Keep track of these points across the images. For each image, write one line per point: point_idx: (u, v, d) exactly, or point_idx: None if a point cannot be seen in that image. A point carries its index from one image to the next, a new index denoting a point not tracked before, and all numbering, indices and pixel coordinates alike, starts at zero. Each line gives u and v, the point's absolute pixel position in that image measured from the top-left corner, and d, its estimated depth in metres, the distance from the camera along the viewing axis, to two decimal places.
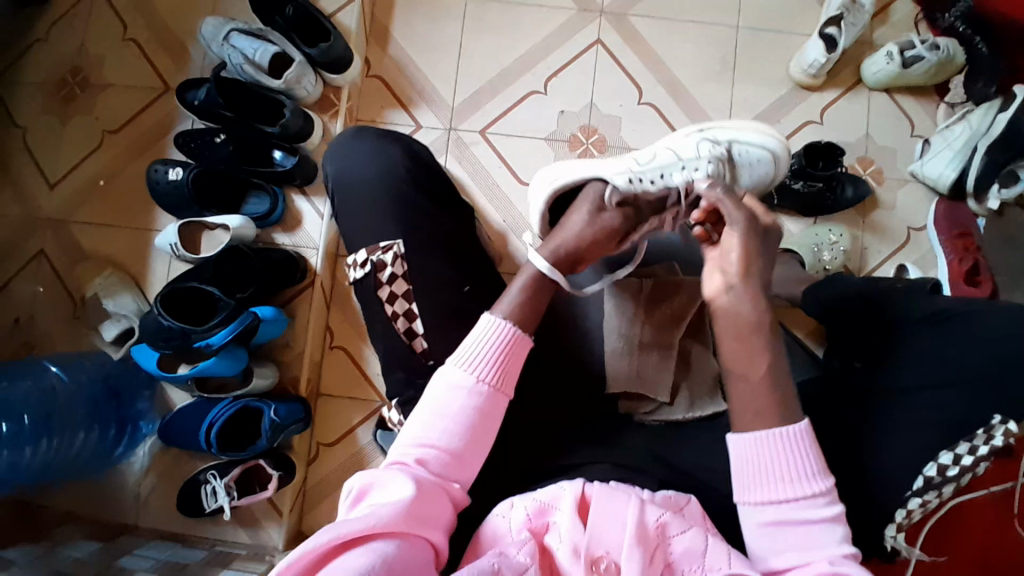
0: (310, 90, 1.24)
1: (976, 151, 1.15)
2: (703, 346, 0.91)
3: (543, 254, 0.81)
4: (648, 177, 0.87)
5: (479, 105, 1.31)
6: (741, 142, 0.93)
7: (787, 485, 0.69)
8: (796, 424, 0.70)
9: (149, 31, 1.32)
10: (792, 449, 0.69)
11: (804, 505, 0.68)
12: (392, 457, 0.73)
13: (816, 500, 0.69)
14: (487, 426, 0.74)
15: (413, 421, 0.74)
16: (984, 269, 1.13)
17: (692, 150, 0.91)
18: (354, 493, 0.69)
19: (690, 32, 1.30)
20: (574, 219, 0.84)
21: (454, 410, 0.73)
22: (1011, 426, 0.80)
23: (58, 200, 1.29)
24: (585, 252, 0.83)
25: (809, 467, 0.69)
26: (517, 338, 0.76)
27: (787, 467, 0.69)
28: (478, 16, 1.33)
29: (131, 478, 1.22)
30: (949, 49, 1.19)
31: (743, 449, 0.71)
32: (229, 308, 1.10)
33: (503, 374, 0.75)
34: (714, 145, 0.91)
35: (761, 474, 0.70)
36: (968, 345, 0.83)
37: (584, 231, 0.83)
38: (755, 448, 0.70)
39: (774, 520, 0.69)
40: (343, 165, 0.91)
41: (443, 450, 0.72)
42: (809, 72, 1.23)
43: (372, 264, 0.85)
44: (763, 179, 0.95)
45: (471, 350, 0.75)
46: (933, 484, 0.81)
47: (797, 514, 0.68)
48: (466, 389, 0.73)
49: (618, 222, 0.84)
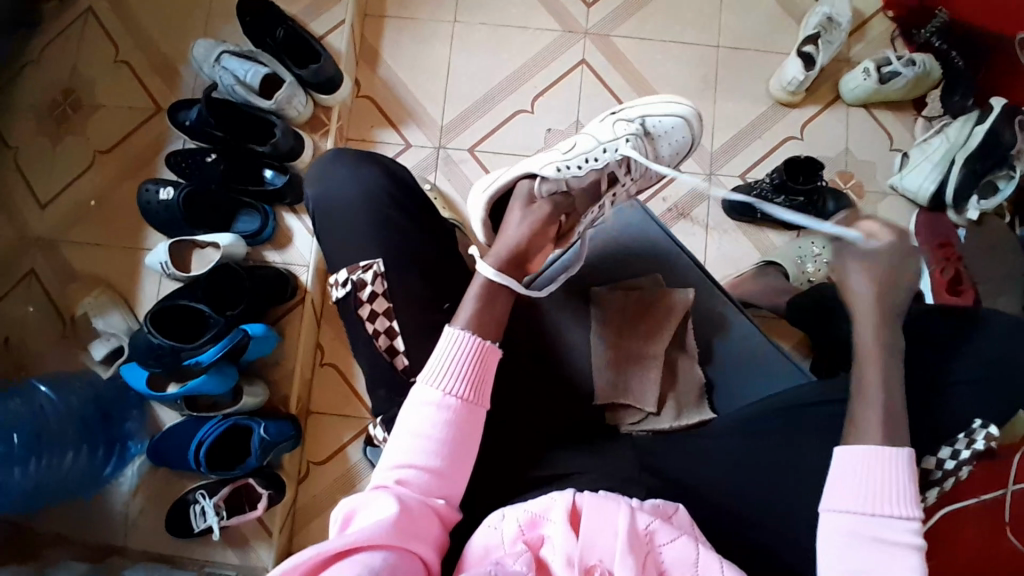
0: (301, 110, 1.26)
1: (954, 164, 1.18)
2: (689, 357, 0.91)
3: (489, 260, 0.82)
4: (574, 163, 0.89)
5: (467, 124, 1.34)
6: (653, 115, 0.97)
7: (878, 502, 0.70)
8: (901, 451, 0.72)
9: (142, 53, 1.34)
10: (892, 472, 0.71)
11: (887, 524, 0.69)
12: (374, 483, 0.73)
13: (900, 523, 0.69)
14: (463, 438, 0.74)
15: (391, 444, 0.74)
16: (966, 278, 1.15)
17: (609, 132, 0.94)
18: (340, 521, 0.69)
19: (673, 51, 1.34)
20: (512, 219, 0.86)
21: (427, 427, 0.74)
22: (993, 430, 0.82)
23: (50, 219, 1.29)
24: (530, 249, 0.84)
25: (903, 492, 0.70)
26: (482, 348, 0.77)
27: (885, 487, 0.70)
28: (466, 37, 1.36)
29: (120, 500, 1.20)
30: (925, 64, 1.22)
31: (852, 462, 0.73)
32: (219, 325, 1.11)
33: (473, 385, 0.76)
34: (628, 124, 0.95)
35: (856, 488, 0.71)
36: (946, 353, 0.85)
37: (526, 227, 0.85)
38: (860, 462, 0.72)
39: (858, 532, 0.70)
40: (323, 188, 0.91)
41: (422, 466, 0.72)
42: (788, 89, 1.26)
43: (354, 284, 0.85)
44: (682, 145, 0.99)
45: (437, 366, 0.76)
46: (916, 489, 0.83)
47: (880, 533, 0.69)
48: (436, 404, 0.74)
49: (553, 214, 0.87)
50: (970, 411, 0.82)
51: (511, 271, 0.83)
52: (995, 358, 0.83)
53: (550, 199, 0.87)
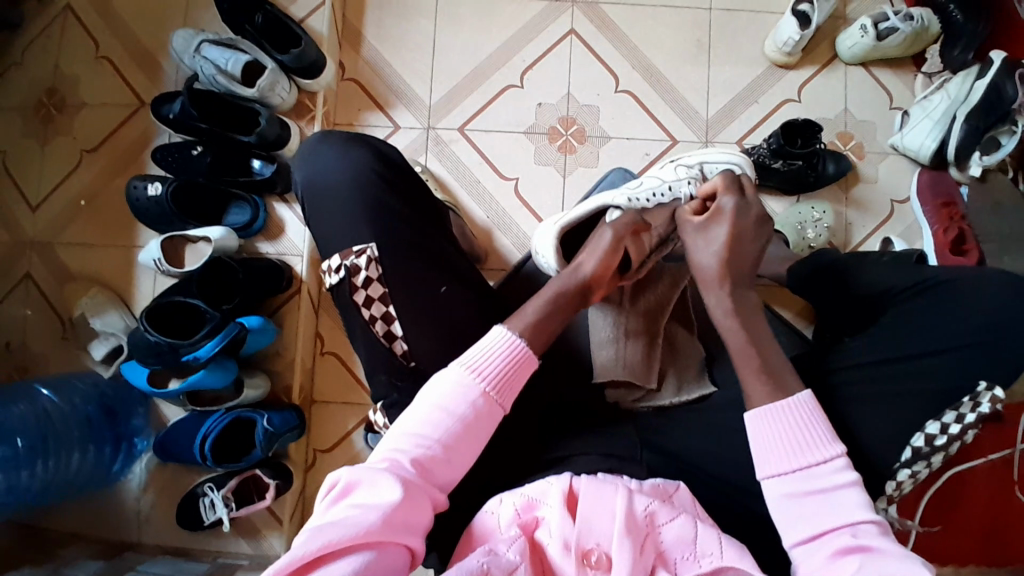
0: (285, 97, 1.23)
1: (955, 120, 1.14)
2: (688, 332, 0.93)
3: (552, 286, 0.81)
4: (642, 196, 0.95)
5: (456, 103, 1.31)
6: (711, 161, 1.03)
7: (797, 453, 0.68)
8: (800, 396, 0.71)
9: (122, 46, 1.31)
10: (794, 421, 0.70)
11: (816, 474, 0.67)
12: (384, 451, 0.68)
13: (825, 467, 0.67)
14: (479, 433, 0.71)
15: (408, 415, 0.71)
16: (970, 237, 1.14)
17: (672, 175, 1.00)
18: (337, 488, 0.64)
19: (664, 16, 1.30)
20: (598, 243, 0.84)
21: (450, 408, 0.70)
22: (998, 392, 0.80)
23: (43, 221, 1.28)
24: (594, 280, 0.83)
25: (814, 435, 0.69)
26: (524, 355, 0.74)
27: (797, 437, 0.69)
28: (451, 12, 1.32)
29: (130, 496, 1.22)
30: (923, 19, 1.18)
31: (756, 423, 0.71)
32: (214, 320, 1.09)
33: (505, 387, 0.73)
34: (688, 168, 1.01)
35: (775, 445, 0.69)
36: (947, 319, 0.83)
37: (605, 257, 0.83)
38: (768, 424, 0.70)
39: (793, 492, 0.67)
40: (310, 170, 0.89)
41: (435, 449, 0.68)
42: (784, 50, 1.23)
43: (348, 269, 0.84)
44: None
45: (477, 356, 0.73)
46: (921, 454, 0.80)
47: (811, 483, 0.67)
48: (467, 394, 0.71)
49: (619, 242, 0.84)
50: (973, 374, 0.81)
51: (572, 302, 0.81)
52: (1003, 318, 0.81)
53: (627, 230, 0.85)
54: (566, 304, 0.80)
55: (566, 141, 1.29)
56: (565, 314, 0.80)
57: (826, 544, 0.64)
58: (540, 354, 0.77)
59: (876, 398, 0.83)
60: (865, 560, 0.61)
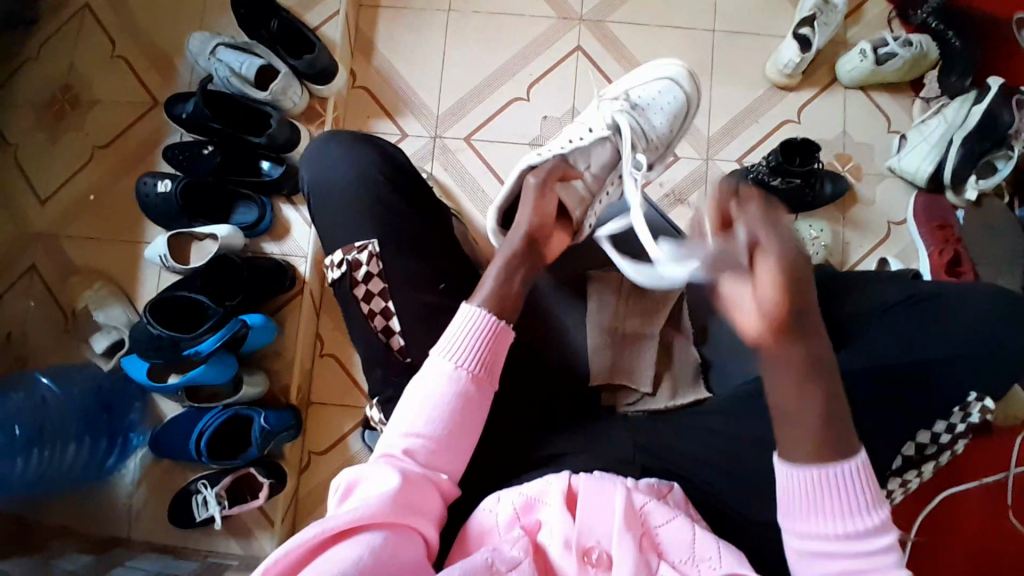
0: (297, 102, 1.26)
1: (952, 144, 1.17)
2: (684, 338, 0.92)
3: (506, 244, 0.83)
4: (557, 147, 0.93)
5: (463, 113, 1.33)
6: (637, 88, 1.05)
7: (841, 519, 0.65)
8: (856, 459, 0.65)
9: (138, 47, 1.34)
10: (844, 488, 0.65)
11: (855, 537, 0.65)
12: (381, 450, 0.70)
13: (868, 533, 0.65)
14: (471, 415, 0.72)
15: (402, 413, 0.71)
16: (966, 259, 1.15)
17: (597, 115, 1.01)
18: (341, 490, 0.66)
19: (668, 36, 1.33)
20: (526, 198, 0.86)
21: (437, 397, 0.71)
22: (988, 402, 0.85)
23: (51, 215, 1.30)
24: (541, 235, 0.85)
25: (855, 503, 0.65)
26: (497, 327, 0.75)
27: (840, 502, 0.65)
28: (461, 25, 1.36)
29: (122, 491, 1.21)
30: (922, 45, 1.22)
31: (797, 482, 0.66)
32: (218, 315, 1.11)
33: (486, 365, 0.74)
34: (616, 102, 1.02)
35: (817, 506, 0.65)
36: (944, 334, 0.84)
37: (536, 204, 0.85)
38: (811, 489, 0.65)
39: (824, 552, 0.65)
40: (318, 170, 0.91)
41: (429, 437, 0.70)
42: (784, 71, 1.26)
43: (348, 264, 0.86)
44: (674, 104, 1.04)
45: (453, 339, 0.74)
46: (912, 462, 0.86)
47: (845, 546, 0.65)
48: (448, 377, 0.72)
49: (547, 190, 0.87)
50: (964, 386, 0.82)
51: (525, 262, 0.82)
52: (994, 331, 0.83)
53: (549, 179, 0.88)
54: (519, 263, 0.81)
55: None
56: (519, 263, 0.81)
57: None
58: (512, 322, 0.78)
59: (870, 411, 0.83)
60: None
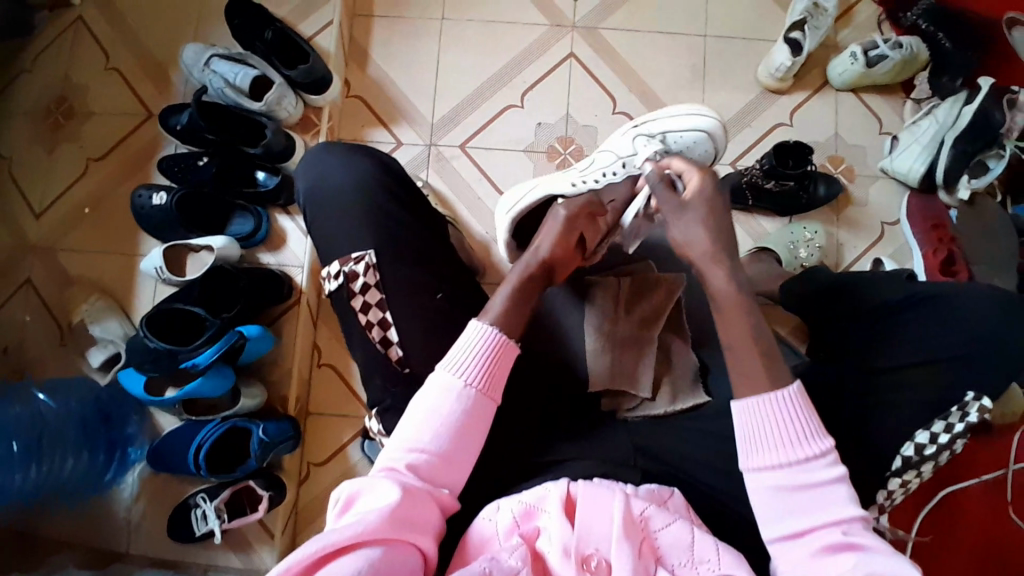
0: (292, 111, 1.26)
1: (943, 145, 1.18)
2: (683, 341, 0.90)
3: (519, 268, 0.82)
4: (592, 177, 0.97)
5: (459, 121, 1.34)
6: (675, 131, 0.98)
7: (789, 447, 0.69)
8: (789, 388, 0.70)
9: (132, 59, 1.34)
10: (788, 415, 0.69)
11: (805, 467, 0.68)
12: (383, 463, 0.70)
13: (815, 460, 0.68)
14: (474, 429, 0.72)
15: (405, 426, 0.72)
16: (959, 258, 1.16)
17: (629, 148, 0.97)
18: (341, 503, 0.66)
19: (661, 41, 1.34)
20: (551, 223, 0.85)
21: (442, 411, 0.71)
22: (985, 402, 0.82)
23: (46, 228, 1.30)
24: (556, 264, 0.84)
25: (800, 430, 0.69)
26: (503, 344, 0.75)
27: (783, 431, 0.69)
28: (455, 33, 1.36)
29: (121, 506, 1.20)
30: (912, 46, 1.23)
31: (745, 414, 0.70)
32: (215, 327, 1.10)
33: (491, 379, 0.74)
34: (649, 140, 0.96)
35: (763, 437, 0.69)
36: (934, 333, 0.86)
37: (562, 238, 0.84)
38: (755, 415, 0.70)
39: (781, 485, 0.68)
40: (314, 179, 0.91)
41: (431, 451, 0.70)
42: (776, 75, 1.27)
43: (345, 275, 0.86)
44: (705, 157, 0.99)
45: (459, 355, 0.74)
46: (910, 464, 0.82)
47: (799, 477, 0.68)
48: (453, 393, 0.72)
49: (575, 224, 0.85)
50: (960, 386, 0.83)
51: (537, 286, 0.81)
52: (989, 328, 0.83)
53: (579, 218, 0.85)
54: (531, 286, 0.81)
55: (565, 160, 1.32)
56: (531, 287, 0.80)
57: (811, 540, 0.66)
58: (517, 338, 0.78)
59: (868, 413, 0.84)
60: (859, 557, 0.63)
